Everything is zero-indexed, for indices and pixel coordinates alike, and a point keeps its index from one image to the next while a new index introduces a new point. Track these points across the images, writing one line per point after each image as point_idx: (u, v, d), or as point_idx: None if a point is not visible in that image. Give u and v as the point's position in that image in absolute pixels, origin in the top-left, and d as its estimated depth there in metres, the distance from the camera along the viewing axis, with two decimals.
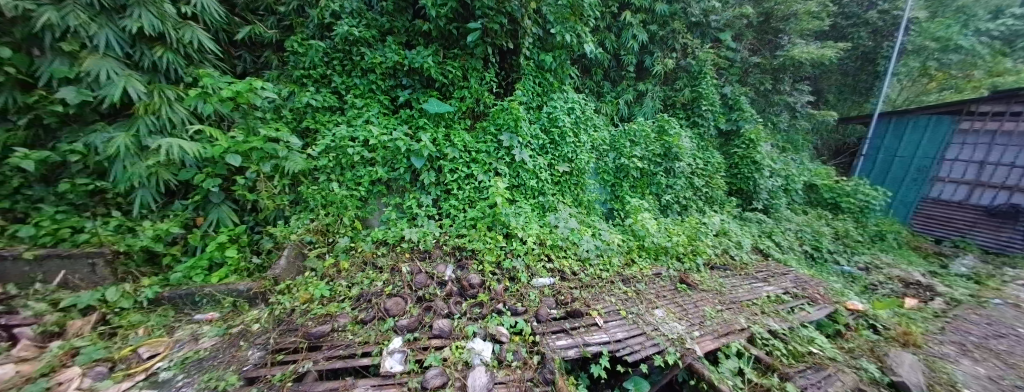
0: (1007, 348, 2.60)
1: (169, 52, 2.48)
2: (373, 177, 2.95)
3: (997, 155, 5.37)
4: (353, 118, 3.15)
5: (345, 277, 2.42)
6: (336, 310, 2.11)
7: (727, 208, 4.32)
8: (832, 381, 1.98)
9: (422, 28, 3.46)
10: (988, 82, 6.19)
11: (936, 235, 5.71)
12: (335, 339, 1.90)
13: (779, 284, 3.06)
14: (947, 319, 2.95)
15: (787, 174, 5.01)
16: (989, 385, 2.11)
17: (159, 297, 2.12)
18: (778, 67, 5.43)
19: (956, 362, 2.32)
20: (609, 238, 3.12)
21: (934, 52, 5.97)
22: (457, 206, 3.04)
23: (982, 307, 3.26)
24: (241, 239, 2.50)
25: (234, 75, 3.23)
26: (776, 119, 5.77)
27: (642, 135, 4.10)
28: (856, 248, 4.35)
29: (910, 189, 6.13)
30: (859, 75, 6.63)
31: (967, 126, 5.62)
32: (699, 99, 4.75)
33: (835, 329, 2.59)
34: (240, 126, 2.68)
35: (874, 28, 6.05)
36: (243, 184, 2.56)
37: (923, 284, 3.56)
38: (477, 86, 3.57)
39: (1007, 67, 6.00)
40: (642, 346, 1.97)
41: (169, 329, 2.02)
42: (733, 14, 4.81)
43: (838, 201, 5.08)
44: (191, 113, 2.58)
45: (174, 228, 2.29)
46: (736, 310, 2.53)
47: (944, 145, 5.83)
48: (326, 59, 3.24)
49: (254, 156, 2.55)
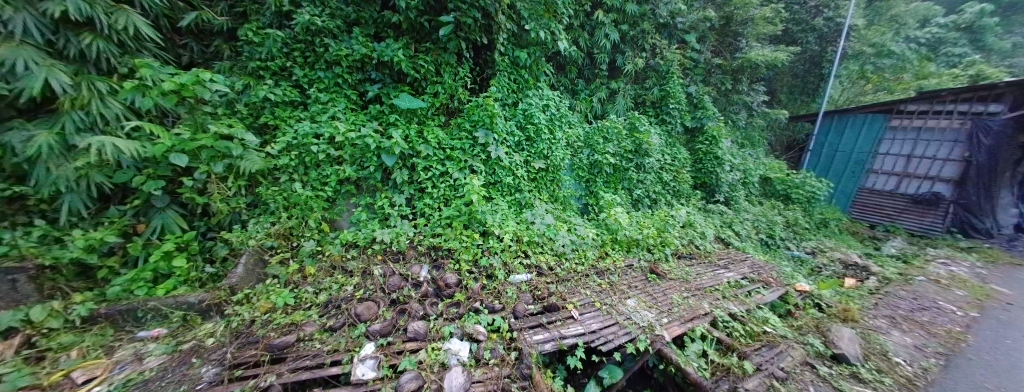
0: (930, 318, 2.97)
1: (101, 40, 2.17)
2: (340, 176, 2.84)
3: (921, 149, 6.13)
4: (318, 114, 2.99)
5: (311, 283, 2.30)
6: (302, 319, 2.00)
7: (692, 200, 4.61)
8: (784, 356, 2.20)
9: (391, 19, 3.31)
10: (917, 84, 7.19)
11: (870, 221, 6.41)
12: (302, 349, 1.79)
13: (739, 269, 3.32)
14: (880, 295, 3.34)
15: (746, 168, 5.37)
16: (916, 352, 2.42)
17: (94, 315, 1.86)
18: (737, 69, 5.80)
19: (888, 333, 2.63)
20: (584, 232, 3.22)
21: (871, 56, 6.86)
22: (432, 204, 3.00)
23: (908, 283, 3.70)
24: (191, 246, 2.28)
25: (180, 66, 2.87)
26: (735, 116, 6.22)
27: (615, 133, 4.22)
28: (804, 235, 4.83)
29: (849, 181, 6.88)
30: (806, 77, 7.27)
31: (897, 123, 6.42)
32: (667, 98, 4.98)
33: (786, 309, 2.88)
34: (186, 122, 2.39)
35: (820, 33, 6.64)
36: (191, 186, 2.32)
37: (860, 265, 4.01)
38: (451, 81, 3.50)
39: (930, 71, 7.18)
40: (616, 335, 2.06)
41: (109, 349, 1.79)
42: (697, 17, 5.08)
43: (789, 192, 5.57)
44: (128, 108, 2.28)
45: (112, 237, 2.02)
46: (701, 295, 2.71)
47: (878, 140, 6.62)
48: (285, 50, 3.02)
49: (204, 156, 2.33)
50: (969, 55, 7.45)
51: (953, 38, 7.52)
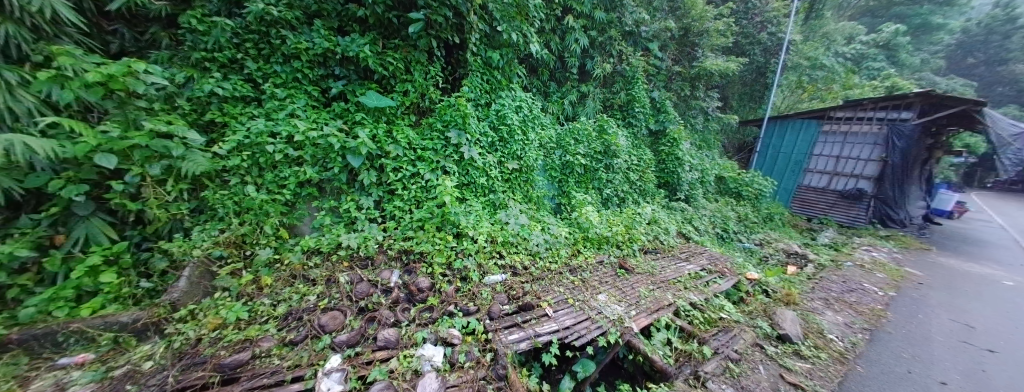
0: (855, 298, 3.42)
1: (11, 23, 1.82)
2: (300, 178, 2.65)
3: (848, 151, 6.98)
4: (273, 111, 2.77)
5: (268, 295, 2.14)
6: (258, 334, 1.84)
7: (657, 198, 4.89)
8: (737, 340, 2.42)
9: (357, 13, 3.14)
10: (843, 93, 8.30)
11: (807, 214, 7.27)
12: (258, 367, 1.64)
13: (698, 261, 3.59)
14: (816, 280, 3.78)
15: (703, 168, 5.81)
16: (845, 329, 2.78)
17: (3, 342, 1.55)
18: (695, 76, 6.26)
19: (822, 314, 2.99)
20: (557, 231, 3.30)
21: (807, 68, 7.76)
22: (403, 206, 2.90)
23: (838, 268, 4.23)
24: (123, 258, 2.01)
25: (108, 55, 2.50)
26: (693, 120, 6.71)
27: (585, 134, 4.37)
28: (753, 228, 5.33)
29: (790, 179, 7.76)
30: (753, 85, 8.02)
31: (828, 128, 7.30)
32: (633, 102, 5.25)
33: (739, 296, 3.17)
34: (114, 118, 2.09)
35: (764, 46, 7.35)
36: (122, 191, 2.03)
37: (800, 253, 4.52)
38: (422, 80, 3.40)
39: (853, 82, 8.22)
40: (588, 329, 2.14)
41: (23, 380, 1.49)
42: (659, 27, 5.42)
43: (740, 190, 6.13)
44: (41, 101, 1.94)
45: (23, 250, 1.71)
46: (665, 287, 2.89)
47: (813, 143, 7.48)
48: (235, 40, 2.77)
49: (137, 156, 2.05)
50: (885, 69, 8.81)
51: (872, 54, 8.82)
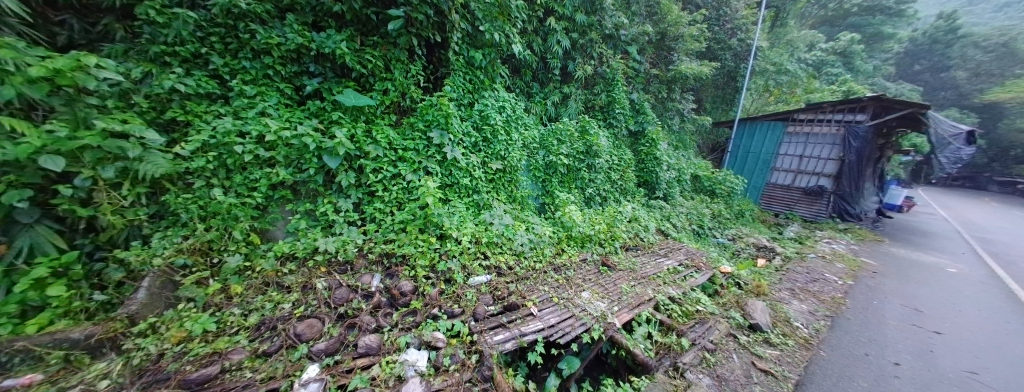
0: (818, 288, 3.68)
1: None
2: (272, 180, 2.52)
3: (810, 150, 7.50)
4: (242, 109, 2.62)
5: (238, 305, 2.03)
6: (228, 346, 1.74)
7: (637, 196, 5.04)
8: (712, 330, 2.54)
9: (332, 8, 3.03)
10: (805, 97, 8.90)
11: (775, 210, 7.76)
12: (229, 381, 1.55)
13: (676, 257, 3.74)
14: (783, 271, 4.04)
15: (680, 167, 6.05)
16: (809, 316, 2.99)
17: None
18: (671, 79, 6.51)
19: (789, 303, 3.20)
20: (541, 231, 3.33)
21: (773, 73, 8.26)
22: (384, 208, 2.82)
23: (802, 260, 4.54)
24: (74, 269, 1.84)
25: (54, 48, 2.27)
26: (670, 121, 6.98)
27: (567, 134, 4.44)
28: (726, 224, 5.61)
29: (759, 177, 8.23)
30: (724, 88, 8.44)
31: (792, 129, 7.81)
32: (613, 104, 5.38)
33: (714, 289, 3.34)
34: (61, 116, 1.90)
35: (734, 52, 7.75)
36: (70, 196, 1.85)
37: (769, 247, 4.82)
38: (403, 79, 3.33)
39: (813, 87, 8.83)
40: (572, 327, 2.17)
41: None
42: (638, 31, 5.59)
43: (714, 187, 6.44)
44: None
45: None
46: (645, 283, 2.99)
47: (779, 143, 7.98)
48: (199, 34, 2.59)
49: (88, 158, 1.87)
50: (841, 74, 9.55)
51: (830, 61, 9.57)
